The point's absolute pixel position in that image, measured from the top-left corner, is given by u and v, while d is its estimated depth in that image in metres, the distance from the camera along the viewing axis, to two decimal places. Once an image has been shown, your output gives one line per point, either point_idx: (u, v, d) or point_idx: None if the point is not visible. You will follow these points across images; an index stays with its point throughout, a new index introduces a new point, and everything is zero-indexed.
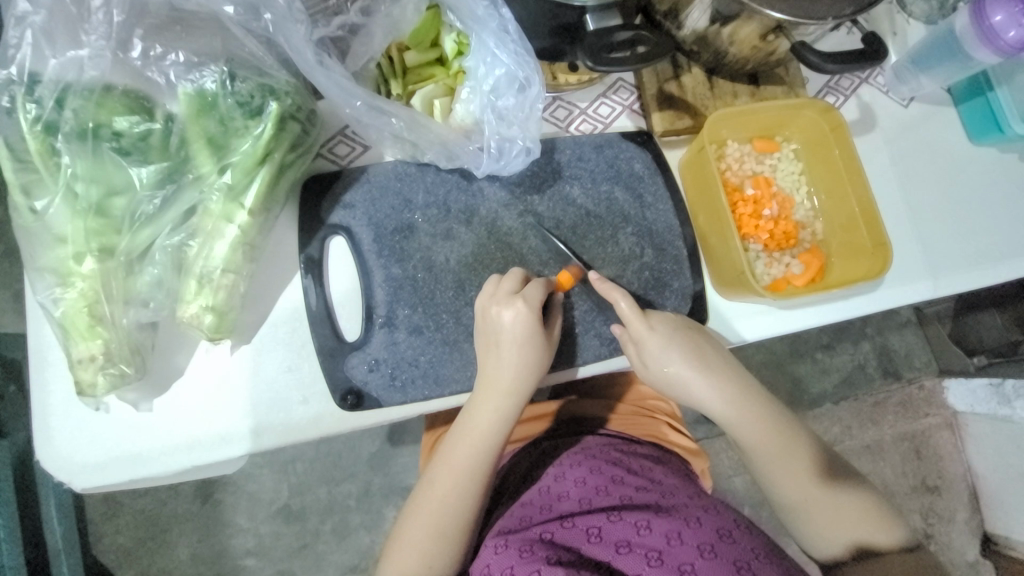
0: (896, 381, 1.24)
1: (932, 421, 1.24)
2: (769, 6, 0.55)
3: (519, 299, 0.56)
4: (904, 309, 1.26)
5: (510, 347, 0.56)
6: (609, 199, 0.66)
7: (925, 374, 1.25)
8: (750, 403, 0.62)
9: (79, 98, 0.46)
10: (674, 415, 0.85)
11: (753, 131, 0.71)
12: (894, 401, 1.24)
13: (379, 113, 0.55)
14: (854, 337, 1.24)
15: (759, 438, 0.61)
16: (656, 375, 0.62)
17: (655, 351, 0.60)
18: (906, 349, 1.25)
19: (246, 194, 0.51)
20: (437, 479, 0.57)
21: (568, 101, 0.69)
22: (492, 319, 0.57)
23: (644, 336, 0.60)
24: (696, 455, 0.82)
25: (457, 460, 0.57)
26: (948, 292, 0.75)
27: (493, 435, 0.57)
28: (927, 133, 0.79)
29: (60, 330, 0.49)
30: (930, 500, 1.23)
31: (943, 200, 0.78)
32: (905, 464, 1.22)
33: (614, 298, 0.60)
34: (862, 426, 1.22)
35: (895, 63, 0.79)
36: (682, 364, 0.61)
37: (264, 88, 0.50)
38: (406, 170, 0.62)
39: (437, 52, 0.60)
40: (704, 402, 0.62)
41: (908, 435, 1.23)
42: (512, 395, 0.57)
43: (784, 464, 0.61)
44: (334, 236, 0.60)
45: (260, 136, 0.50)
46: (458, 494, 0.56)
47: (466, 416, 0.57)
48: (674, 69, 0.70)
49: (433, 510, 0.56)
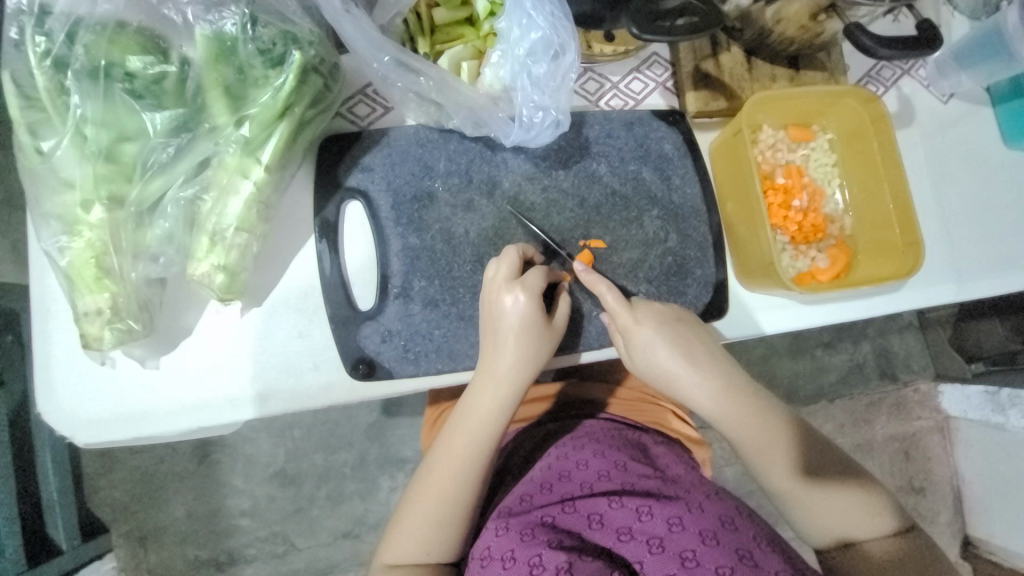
0: (891, 382, 1.25)
1: (923, 424, 1.25)
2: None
3: (524, 286, 0.54)
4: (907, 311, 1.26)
5: (515, 332, 0.54)
6: (636, 179, 0.64)
7: (920, 376, 1.26)
8: (737, 396, 0.60)
9: (92, 34, 0.43)
10: (678, 404, 0.86)
11: (788, 118, 0.68)
12: (888, 402, 1.24)
13: (407, 71, 0.52)
14: (854, 337, 1.24)
15: (743, 431, 0.61)
16: (646, 368, 0.60)
17: (641, 343, 0.59)
18: (904, 352, 1.26)
19: (262, 150, 0.49)
20: (437, 464, 0.56)
21: (600, 73, 0.66)
22: (496, 304, 0.55)
23: (633, 330, 0.59)
24: (698, 445, 0.83)
25: (456, 443, 0.55)
26: (971, 296, 0.74)
27: (492, 422, 0.55)
28: (965, 132, 0.77)
29: (66, 280, 0.47)
30: (915, 500, 1.24)
31: (979, 202, 0.76)
32: (894, 465, 1.24)
33: (600, 290, 0.58)
34: (855, 424, 1.23)
35: (938, 56, 0.76)
36: (669, 358, 0.59)
37: (286, 35, 0.47)
38: (428, 136, 0.59)
39: (467, 11, 0.57)
40: (692, 395, 0.61)
41: (900, 436, 1.24)
42: (514, 381, 0.55)
43: (770, 457, 0.60)
44: (351, 200, 0.57)
45: (280, 88, 0.47)
46: (456, 483, 0.55)
47: (466, 400, 0.56)
48: (713, 46, 0.67)
49: (436, 496, 0.55)
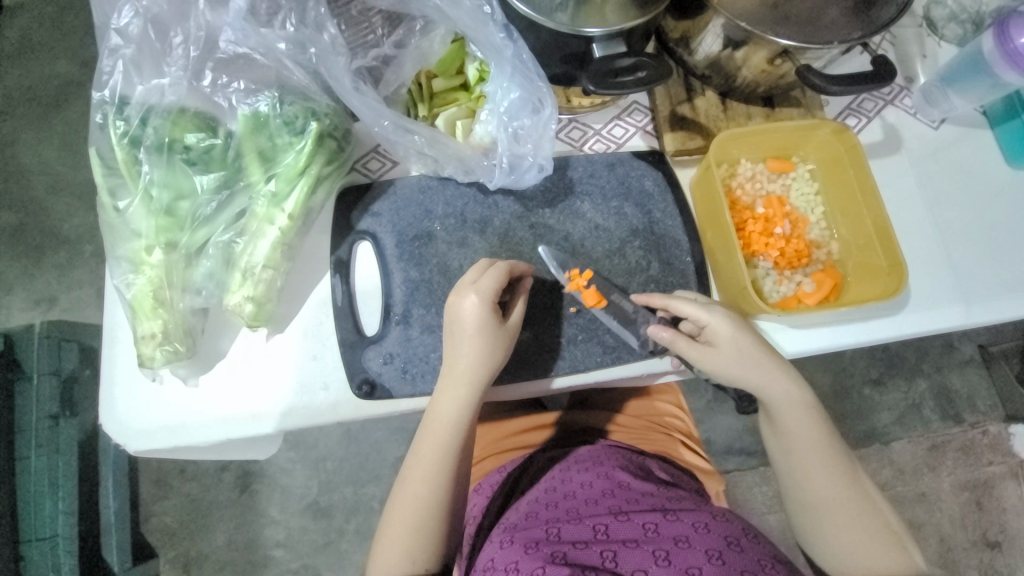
0: (957, 424, 1.40)
1: (995, 470, 1.39)
2: (772, 33, 0.59)
3: (472, 291, 0.59)
4: (969, 348, 1.43)
5: (465, 334, 0.59)
6: (618, 215, 0.70)
7: (990, 419, 1.41)
8: (811, 405, 0.62)
9: (160, 118, 0.56)
10: (690, 433, 0.89)
11: (767, 151, 0.73)
12: (956, 445, 1.39)
13: (402, 128, 0.62)
14: (909, 374, 1.42)
15: (807, 442, 0.62)
16: (724, 365, 0.61)
17: (718, 343, 0.61)
18: (969, 390, 1.41)
19: (286, 200, 0.59)
20: (411, 472, 0.60)
21: (583, 122, 0.74)
22: (453, 308, 0.60)
23: (716, 328, 0.61)
24: (710, 476, 0.85)
25: (424, 450, 0.59)
26: (981, 319, 0.72)
27: (452, 424, 0.59)
28: (960, 154, 0.78)
29: (130, 309, 0.57)
30: (991, 556, 1.36)
31: (987, 224, 0.75)
32: (966, 516, 1.37)
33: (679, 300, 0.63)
34: (919, 470, 1.38)
35: (923, 85, 0.78)
36: (752, 360, 0.61)
37: (307, 110, 0.59)
38: (428, 184, 0.68)
39: (461, 79, 0.67)
40: (772, 394, 0.61)
41: (971, 484, 1.38)
42: (468, 380, 0.59)
43: (828, 474, 0.62)
44: (361, 241, 0.67)
45: (301, 151, 0.58)
46: (428, 488, 0.59)
47: (434, 404, 0.60)
48: (688, 92, 0.74)
49: (411, 499, 0.59)
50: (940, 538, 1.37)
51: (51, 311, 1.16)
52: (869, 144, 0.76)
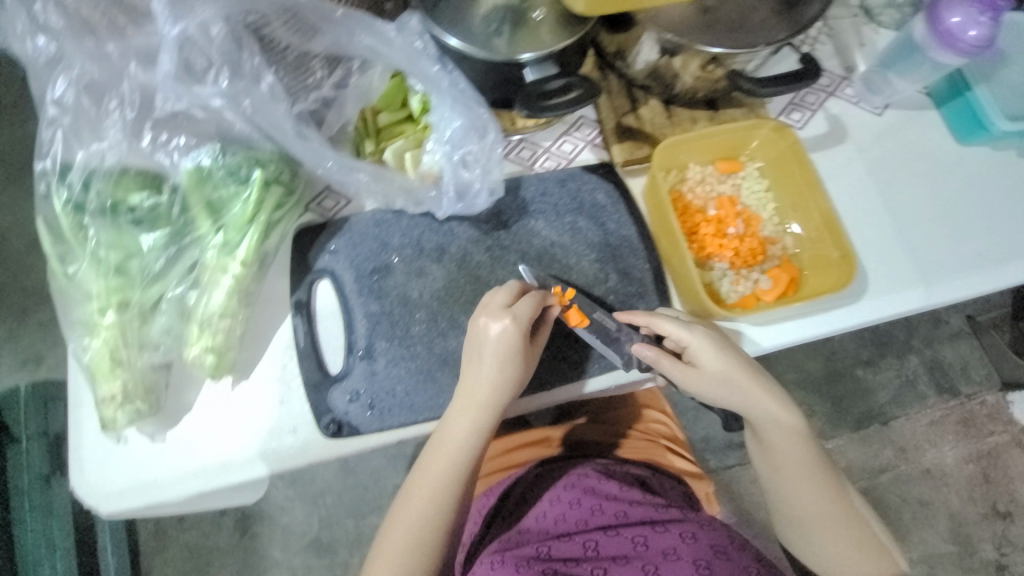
0: (955, 397, 1.43)
1: (999, 440, 1.42)
2: (701, 43, 0.61)
3: (508, 314, 0.59)
4: (957, 320, 1.47)
5: (491, 360, 0.59)
6: (573, 229, 0.71)
7: (987, 389, 1.44)
8: (799, 423, 0.62)
9: (102, 181, 0.57)
10: (676, 438, 0.89)
11: (714, 154, 0.74)
12: (956, 418, 1.43)
13: (345, 166, 0.63)
14: (900, 351, 1.46)
15: (794, 459, 0.62)
16: (708, 381, 0.61)
17: (702, 360, 0.61)
18: (962, 361, 1.45)
19: (237, 248, 0.60)
20: (414, 493, 0.59)
21: (532, 141, 0.75)
22: (480, 329, 0.60)
23: (696, 346, 0.61)
24: (698, 479, 0.86)
25: (429, 471, 0.59)
26: (943, 298, 0.73)
27: (466, 448, 0.59)
28: (908, 138, 0.78)
29: (88, 372, 0.58)
30: (1004, 527, 1.39)
31: (942, 204, 0.76)
32: (974, 490, 1.40)
33: (661, 319, 0.63)
34: (924, 446, 1.40)
35: (865, 72, 0.79)
36: (734, 378, 0.61)
37: (250, 158, 0.60)
38: (383, 217, 0.69)
39: (406, 111, 0.69)
40: (758, 411, 0.62)
41: (976, 456, 1.41)
42: (486, 407, 0.59)
43: (815, 490, 0.62)
44: (320, 280, 0.67)
45: (248, 199, 0.59)
46: (432, 509, 0.58)
47: (447, 423, 0.60)
48: (632, 103, 0.75)
49: (412, 516, 0.58)
50: (950, 514, 1.39)
51: (37, 371, 1.16)
52: (815, 137, 0.77)
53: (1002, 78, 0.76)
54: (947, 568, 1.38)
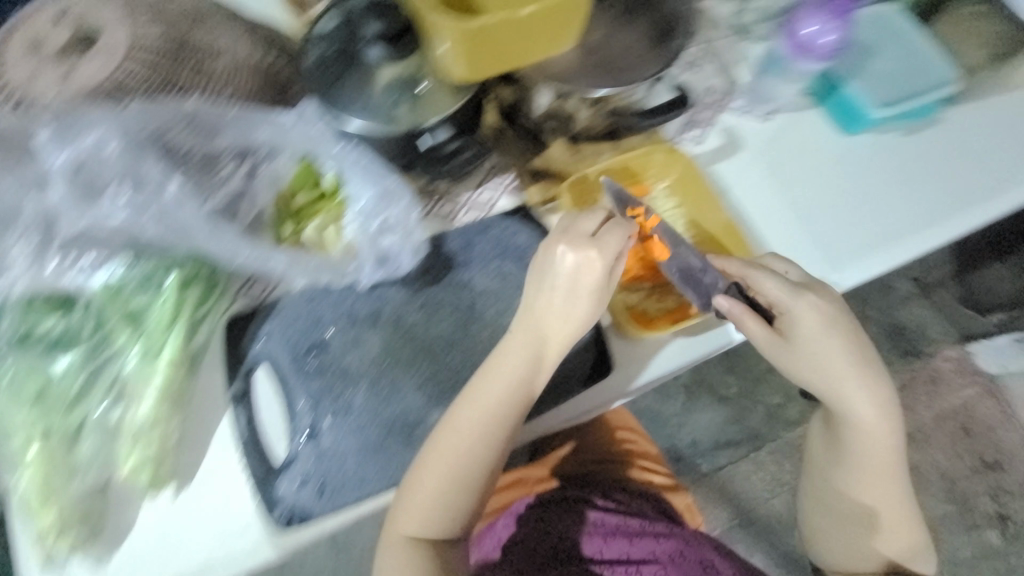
0: (918, 358, 1.54)
1: (969, 392, 1.52)
2: (589, 88, 0.70)
3: (590, 248, 0.61)
4: (906, 285, 1.58)
5: (564, 288, 0.61)
6: (501, 274, 0.73)
7: (947, 343, 1.55)
8: (886, 408, 0.67)
9: (15, 313, 0.59)
10: (650, 457, 1.01)
11: (621, 181, 0.78)
12: (924, 378, 1.53)
13: (259, 254, 0.63)
14: (860, 322, 1.55)
15: (866, 438, 0.68)
16: (795, 358, 0.66)
17: (807, 336, 0.65)
18: (918, 323, 1.56)
19: (163, 350, 0.60)
20: (464, 419, 0.61)
21: (450, 197, 0.77)
22: (554, 254, 0.62)
23: (800, 320, 0.65)
24: (676, 490, 0.98)
25: (484, 402, 0.61)
26: (854, 280, 0.78)
27: (520, 385, 0.62)
28: (797, 137, 0.84)
29: (19, 509, 0.57)
30: (995, 478, 1.49)
31: (843, 191, 0.82)
32: (958, 444, 1.50)
33: (752, 275, 0.67)
34: (899, 412, 1.51)
35: (745, 84, 0.86)
36: (843, 361, 0.66)
37: (161, 263, 0.60)
38: (313, 294, 0.69)
39: (319, 189, 0.68)
40: (848, 397, 0.66)
41: (952, 412, 1.51)
42: (552, 340, 0.62)
43: (869, 470, 0.70)
44: (255, 369, 0.66)
45: (164, 303, 0.59)
46: (480, 439, 0.61)
47: (511, 355, 0.62)
48: (537, 146, 0.77)
49: (463, 440, 0.61)
50: (941, 474, 1.49)
51: None
52: (711, 151, 0.82)
53: (872, 68, 0.81)
54: (952, 527, 1.46)
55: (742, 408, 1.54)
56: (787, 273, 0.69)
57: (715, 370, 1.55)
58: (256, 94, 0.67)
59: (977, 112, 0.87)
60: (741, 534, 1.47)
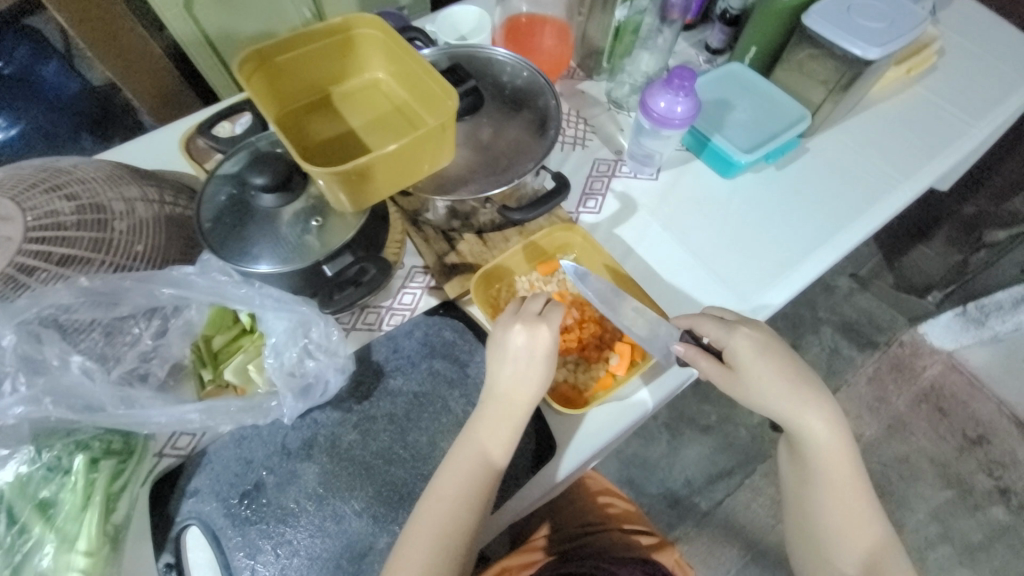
0: (876, 348, 1.57)
1: (933, 371, 1.55)
2: (478, 190, 0.73)
3: (540, 324, 0.66)
4: (845, 281, 1.66)
5: (522, 365, 0.65)
6: (431, 374, 0.74)
7: (898, 327, 1.60)
8: (836, 427, 0.66)
9: None
10: (631, 516, 0.95)
11: (533, 262, 0.83)
12: (888, 367, 1.55)
13: (173, 414, 0.63)
14: (813, 326, 1.60)
15: (823, 460, 0.66)
16: (744, 387, 0.67)
17: (745, 365, 0.66)
18: (867, 314, 1.62)
19: (78, 540, 0.57)
20: (438, 500, 0.61)
21: (374, 305, 0.79)
22: (507, 336, 0.66)
23: (741, 351, 0.66)
24: (664, 548, 0.89)
25: (456, 481, 0.61)
26: (767, 309, 0.82)
27: (491, 462, 0.63)
28: (686, 189, 0.92)
29: None
30: (983, 451, 1.47)
31: (748, 224, 0.89)
32: (938, 426, 1.49)
33: (700, 323, 0.69)
34: (873, 405, 1.51)
35: (628, 152, 0.93)
36: (784, 385, 0.65)
37: (71, 445, 0.60)
38: (243, 435, 0.69)
39: (239, 326, 0.71)
40: (800, 419, 0.66)
41: (923, 395, 1.53)
42: (518, 415, 0.64)
43: (835, 496, 0.66)
44: (187, 529, 0.64)
45: (76, 487, 0.58)
46: (455, 522, 0.60)
47: (486, 427, 0.64)
48: (449, 242, 0.82)
49: (434, 523, 0.60)
50: (931, 459, 1.46)
51: None
52: (612, 215, 0.89)
53: (730, 120, 0.91)
54: (957, 513, 1.40)
55: (727, 435, 1.52)
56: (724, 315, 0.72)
57: (689, 402, 1.56)
58: (166, 251, 0.70)
59: (835, 138, 0.98)
60: (757, 570, 1.39)
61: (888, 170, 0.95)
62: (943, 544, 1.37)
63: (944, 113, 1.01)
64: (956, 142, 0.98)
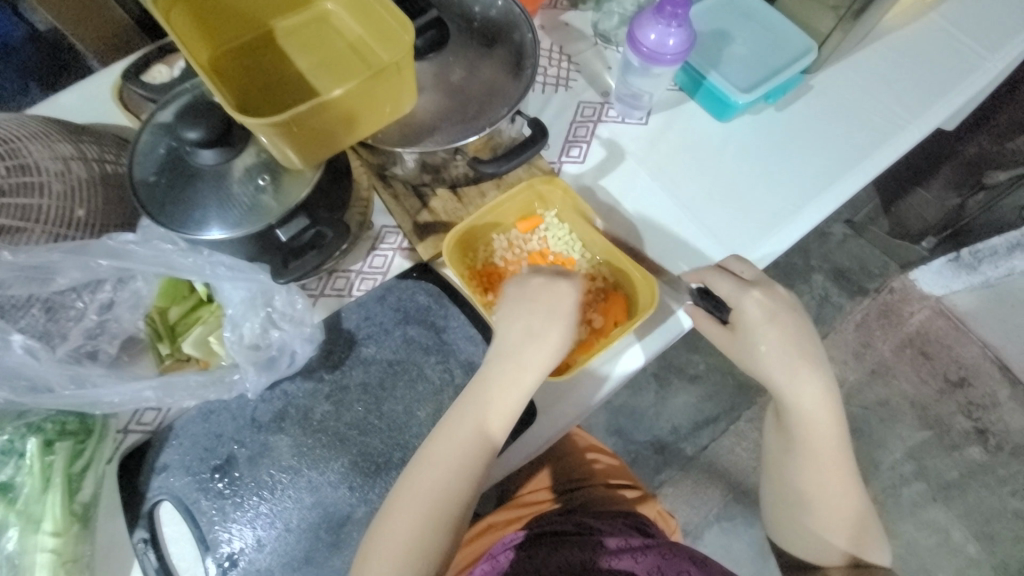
0: (865, 295, 1.56)
1: (921, 316, 1.55)
2: (449, 140, 0.66)
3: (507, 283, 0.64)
4: (840, 228, 1.62)
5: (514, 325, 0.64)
6: (407, 341, 0.70)
7: (890, 273, 1.58)
8: (826, 395, 0.65)
9: None
10: (618, 471, 0.96)
11: (513, 218, 0.77)
12: (877, 313, 1.54)
13: (127, 392, 0.60)
14: (804, 274, 1.58)
15: (809, 426, 0.65)
16: (740, 345, 0.67)
17: (746, 325, 0.65)
18: (859, 261, 1.59)
19: (43, 521, 0.56)
20: (430, 457, 0.60)
21: (342, 269, 0.74)
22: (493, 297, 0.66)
23: (745, 312, 0.65)
24: (646, 501, 0.91)
25: (452, 440, 0.60)
26: (756, 263, 0.78)
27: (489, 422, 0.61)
28: (677, 134, 0.85)
29: None
30: (964, 394, 1.50)
31: (741, 171, 0.83)
32: (922, 370, 1.51)
33: (715, 279, 0.66)
34: (859, 352, 1.52)
35: (615, 94, 0.85)
36: (780, 349, 0.64)
37: (20, 427, 0.57)
38: (210, 408, 0.66)
39: (195, 297, 0.66)
40: (790, 385, 0.64)
41: (910, 340, 1.53)
42: (519, 374, 0.62)
43: (816, 461, 0.66)
44: (160, 505, 0.63)
45: (32, 469, 0.56)
46: (447, 480, 0.59)
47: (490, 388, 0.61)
48: (421, 199, 0.76)
49: (427, 481, 0.59)
50: (912, 403, 1.49)
51: None
52: (597, 165, 0.82)
53: (728, 55, 0.82)
54: (933, 453, 1.45)
55: (714, 384, 1.54)
56: (740, 273, 0.68)
57: (678, 353, 1.56)
58: (107, 217, 0.64)
59: (840, 73, 0.90)
60: (739, 509, 1.44)
61: (894, 109, 0.88)
62: (918, 481, 1.43)
63: (959, 44, 0.92)
64: (968, 79, 0.90)
